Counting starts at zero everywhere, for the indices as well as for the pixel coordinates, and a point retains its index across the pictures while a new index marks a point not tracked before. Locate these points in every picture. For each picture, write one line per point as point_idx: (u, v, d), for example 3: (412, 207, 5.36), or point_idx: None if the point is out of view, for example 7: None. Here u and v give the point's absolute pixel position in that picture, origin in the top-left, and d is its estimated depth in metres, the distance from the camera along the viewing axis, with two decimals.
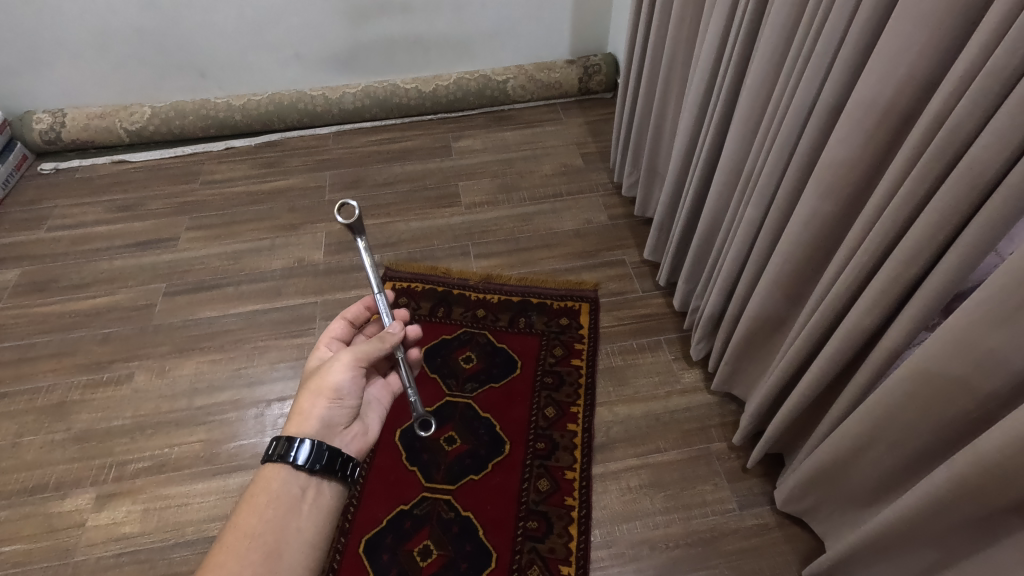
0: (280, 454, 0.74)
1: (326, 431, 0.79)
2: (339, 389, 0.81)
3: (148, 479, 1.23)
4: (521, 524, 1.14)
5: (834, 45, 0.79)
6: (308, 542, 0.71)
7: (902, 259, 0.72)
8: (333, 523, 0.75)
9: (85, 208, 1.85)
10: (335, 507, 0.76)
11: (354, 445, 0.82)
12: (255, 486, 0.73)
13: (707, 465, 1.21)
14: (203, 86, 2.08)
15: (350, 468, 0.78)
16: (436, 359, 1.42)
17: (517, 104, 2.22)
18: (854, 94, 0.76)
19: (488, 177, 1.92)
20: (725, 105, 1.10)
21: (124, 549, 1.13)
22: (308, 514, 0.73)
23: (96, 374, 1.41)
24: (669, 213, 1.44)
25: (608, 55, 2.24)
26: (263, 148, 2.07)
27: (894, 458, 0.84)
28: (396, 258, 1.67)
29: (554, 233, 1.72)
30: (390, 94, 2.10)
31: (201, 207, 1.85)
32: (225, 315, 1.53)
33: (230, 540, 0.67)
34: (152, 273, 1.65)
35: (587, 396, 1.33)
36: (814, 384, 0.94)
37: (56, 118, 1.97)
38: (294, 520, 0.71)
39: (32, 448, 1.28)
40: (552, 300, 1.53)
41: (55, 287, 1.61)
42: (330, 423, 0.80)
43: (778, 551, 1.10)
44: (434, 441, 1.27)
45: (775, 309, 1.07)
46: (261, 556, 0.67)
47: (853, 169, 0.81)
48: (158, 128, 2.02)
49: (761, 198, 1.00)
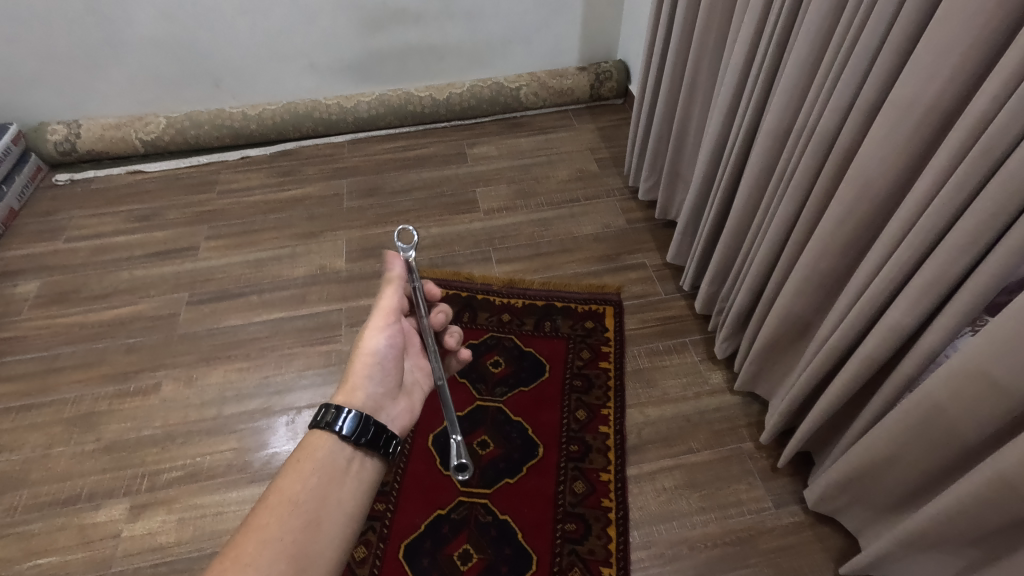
0: (326, 422, 0.72)
1: (373, 406, 0.79)
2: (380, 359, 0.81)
3: (181, 488, 1.22)
4: (559, 527, 1.15)
5: (872, 47, 0.81)
6: (347, 516, 0.68)
7: (947, 256, 0.74)
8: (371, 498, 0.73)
9: (103, 218, 1.85)
10: (372, 482, 0.74)
11: (401, 419, 0.83)
12: (300, 451, 0.71)
13: (740, 465, 1.22)
14: (218, 96, 2.09)
15: (394, 446, 0.76)
16: (464, 364, 1.42)
17: (529, 111, 2.24)
18: (894, 95, 0.78)
19: (504, 183, 1.93)
20: (755, 108, 1.12)
21: (161, 560, 1.12)
22: (350, 487, 0.71)
23: (123, 384, 1.40)
24: (692, 216, 1.46)
25: (619, 61, 2.26)
26: (278, 157, 2.08)
27: (934, 455, 0.85)
28: (418, 264, 1.67)
29: (573, 237, 1.73)
30: (404, 102, 2.12)
31: (220, 216, 1.85)
32: (250, 323, 1.53)
33: (272, 503, 0.65)
34: (174, 282, 1.65)
35: (617, 398, 1.34)
36: (850, 382, 0.95)
37: (71, 129, 1.97)
38: (336, 492, 0.69)
39: (62, 459, 1.27)
40: (576, 304, 1.55)
41: (77, 297, 1.61)
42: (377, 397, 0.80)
43: (815, 548, 1.11)
44: (467, 446, 1.27)
45: (808, 308, 1.08)
46: (302, 524, 0.65)
47: (892, 168, 0.83)
48: (173, 138, 2.02)
49: (794, 199, 1.02)
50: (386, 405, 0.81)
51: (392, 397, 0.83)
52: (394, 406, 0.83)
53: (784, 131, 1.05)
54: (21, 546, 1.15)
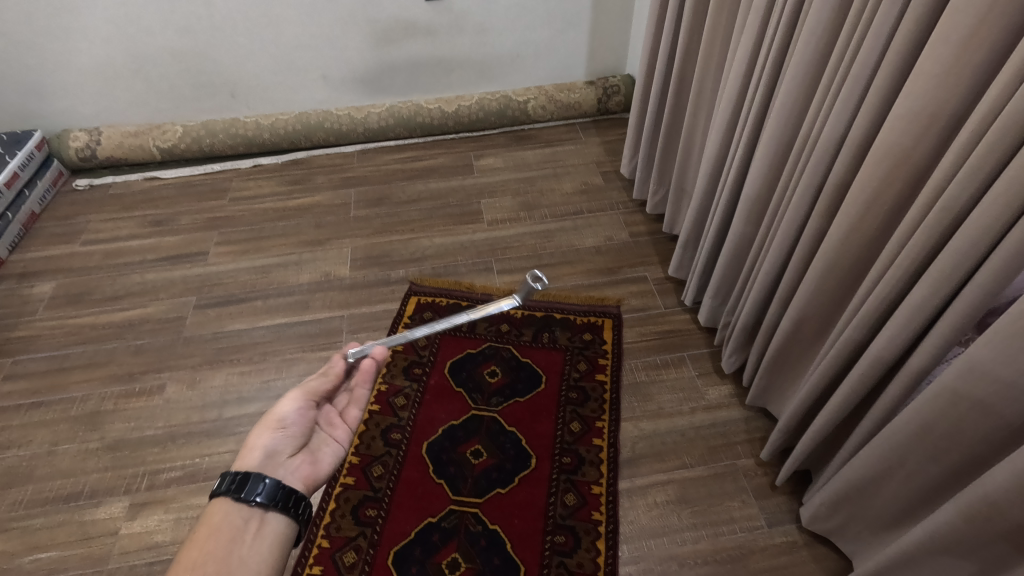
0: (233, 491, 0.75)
1: (268, 463, 0.81)
2: (284, 424, 0.85)
3: (179, 488, 1.25)
4: (548, 539, 1.15)
5: (869, 66, 0.82)
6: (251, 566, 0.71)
7: (938, 274, 0.74)
8: (282, 551, 0.75)
9: (118, 223, 1.91)
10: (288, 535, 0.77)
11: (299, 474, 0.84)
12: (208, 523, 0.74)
13: (734, 482, 1.21)
14: (233, 106, 2.15)
15: (303, 508, 0.78)
16: (461, 373, 1.43)
17: (536, 124, 2.26)
18: (897, 107, 0.78)
19: (509, 195, 1.95)
20: (754, 124, 1.12)
21: (156, 558, 1.15)
22: (251, 546, 0.73)
23: (129, 385, 1.44)
24: (693, 231, 1.46)
25: (626, 76, 2.28)
26: (289, 166, 2.13)
27: (924, 476, 0.84)
28: (421, 273, 1.69)
29: (575, 250, 1.74)
30: (413, 114, 2.16)
31: (230, 222, 1.90)
32: (254, 328, 1.56)
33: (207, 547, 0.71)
34: (183, 286, 1.69)
35: (612, 411, 1.34)
36: (846, 400, 0.94)
37: (92, 136, 2.04)
38: (235, 551, 0.71)
39: (67, 456, 1.30)
40: (576, 316, 1.55)
41: (90, 299, 1.66)
42: (273, 453, 0.82)
43: (809, 569, 1.09)
44: (460, 455, 1.28)
45: (807, 326, 1.08)
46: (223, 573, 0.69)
47: (889, 184, 0.83)
48: (189, 146, 2.08)
49: (794, 216, 1.02)
50: (281, 460, 0.83)
51: (290, 452, 0.84)
52: (292, 460, 0.85)
53: (784, 146, 1.06)
54: (24, 540, 1.18)
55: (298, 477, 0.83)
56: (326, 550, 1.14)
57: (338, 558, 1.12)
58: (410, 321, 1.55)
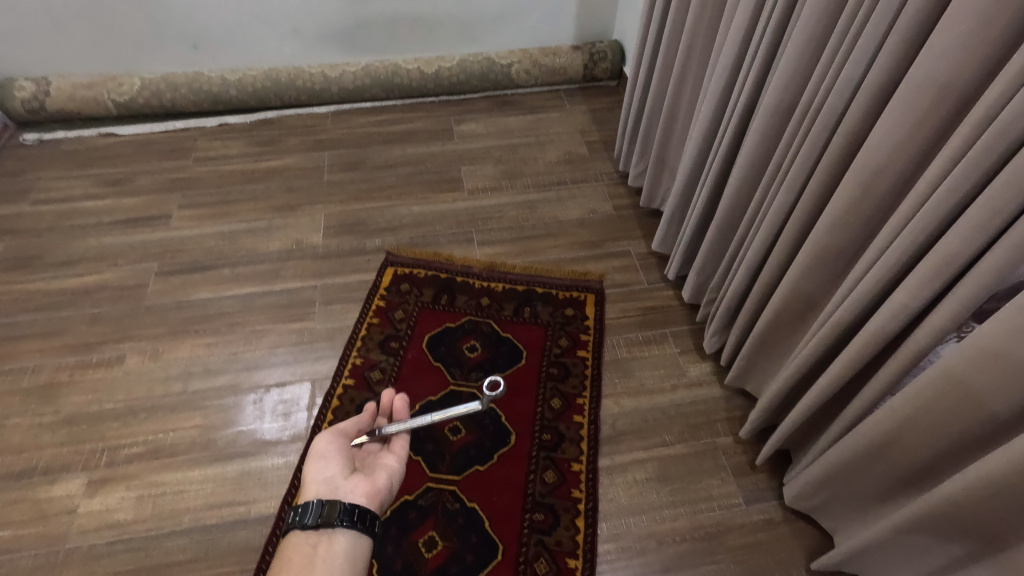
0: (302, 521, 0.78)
1: (329, 487, 0.84)
2: (329, 454, 0.88)
3: (141, 465, 1.19)
4: (527, 517, 1.13)
5: (875, 41, 0.77)
6: None
7: (937, 260, 0.71)
8: (356, 565, 0.77)
9: (72, 181, 1.78)
10: (359, 550, 0.79)
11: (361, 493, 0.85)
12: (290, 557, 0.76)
13: (713, 460, 1.21)
14: (196, 59, 2.00)
15: (372, 519, 0.81)
16: (440, 348, 1.39)
17: (520, 89, 2.18)
18: (903, 86, 0.73)
19: (491, 163, 1.88)
20: (748, 98, 1.07)
21: (118, 537, 1.10)
22: (326, 569, 0.75)
23: (86, 355, 1.36)
24: (679, 206, 1.43)
25: (614, 42, 2.19)
26: (258, 126, 2.01)
27: (908, 460, 0.84)
28: (398, 243, 1.63)
29: (558, 222, 1.69)
30: (391, 74, 2.05)
31: (195, 183, 1.79)
32: (220, 297, 1.48)
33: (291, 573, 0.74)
34: (143, 251, 1.59)
35: (593, 387, 1.32)
36: (831, 383, 0.94)
37: (39, 86, 1.88)
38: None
39: (19, 430, 1.23)
40: (558, 290, 1.51)
41: (41, 263, 1.55)
42: (333, 480, 0.85)
43: (785, 546, 1.10)
44: (439, 431, 1.25)
45: (792, 307, 1.06)
46: None
47: (888, 167, 0.79)
48: (148, 101, 1.94)
49: (786, 195, 0.99)
50: (342, 484, 0.85)
51: (345, 474, 0.87)
52: (350, 481, 0.86)
53: (779, 121, 1.02)
54: None
55: (361, 493, 0.85)
56: None
57: None
58: (386, 293, 1.50)
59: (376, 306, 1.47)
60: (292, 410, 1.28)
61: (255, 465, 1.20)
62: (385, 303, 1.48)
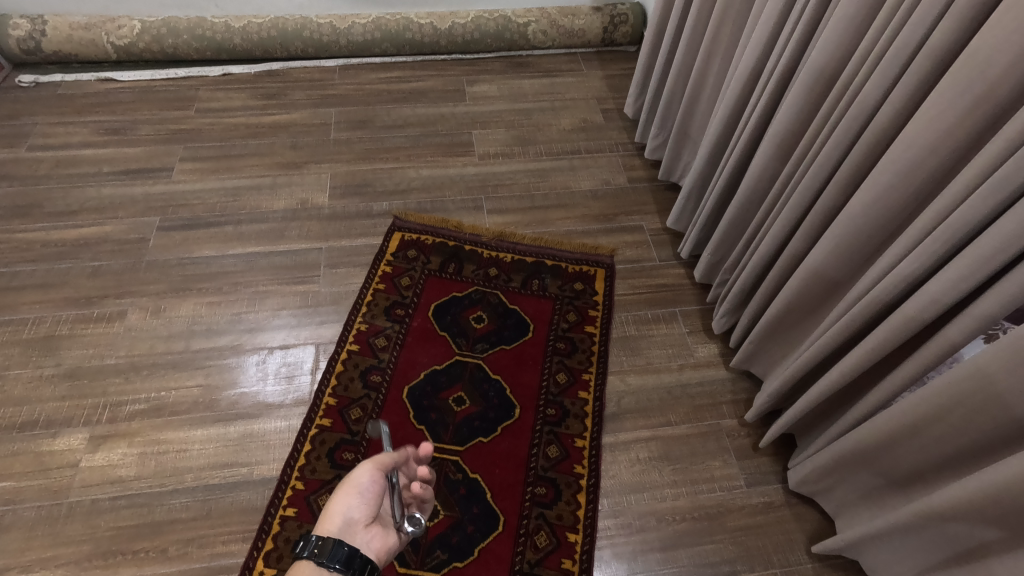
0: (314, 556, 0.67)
1: (347, 531, 0.72)
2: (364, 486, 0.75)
3: (144, 422, 1.18)
4: (529, 490, 1.14)
5: (933, 14, 0.72)
6: None
7: (976, 255, 0.69)
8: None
9: (69, 128, 1.72)
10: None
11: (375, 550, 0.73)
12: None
13: (717, 441, 1.21)
14: (199, 3, 1.92)
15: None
16: (446, 317, 1.38)
17: (536, 50, 2.09)
18: (959, 68, 0.69)
19: (503, 127, 1.82)
20: (783, 72, 1.02)
21: (121, 493, 1.10)
22: None
23: (87, 309, 1.34)
24: (698, 183, 1.39)
25: (636, 4, 2.10)
26: (263, 78, 1.93)
27: (923, 454, 0.84)
28: (405, 207, 1.59)
29: (571, 192, 1.64)
30: (402, 28, 1.96)
31: (197, 136, 1.73)
32: (223, 255, 1.45)
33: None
34: (144, 204, 1.55)
35: (600, 364, 1.31)
36: (846, 373, 0.92)
37: (35, 25, 1.80)
38: None
39: (20, 382, 1.22)
40: (567, 263, 1.49)
41: (39, 212, 1.51)
42: (352, 523, 0.73)
43: (784, 528, 1.11)
44: (443, 401, 1.24)
45: (811, 293, 1.04)
46: None
47: (931, 154, 0.76)
48: (149, 46, 1.86)
49: (815, 178, 0.96)
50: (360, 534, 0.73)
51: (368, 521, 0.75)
52: (368, 529, 0.74)
53: (814, 99, 0.97)
54: None
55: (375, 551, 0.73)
56: (301, 492, 1.11)
57: (313, 501, 1.11)
58: (393, 258, 1.47)
59: (383, 272, 1.44)
60: (295, 373, 1.27)
61: (258, 428, 1.19)
62: (391, 269, 1.45)
